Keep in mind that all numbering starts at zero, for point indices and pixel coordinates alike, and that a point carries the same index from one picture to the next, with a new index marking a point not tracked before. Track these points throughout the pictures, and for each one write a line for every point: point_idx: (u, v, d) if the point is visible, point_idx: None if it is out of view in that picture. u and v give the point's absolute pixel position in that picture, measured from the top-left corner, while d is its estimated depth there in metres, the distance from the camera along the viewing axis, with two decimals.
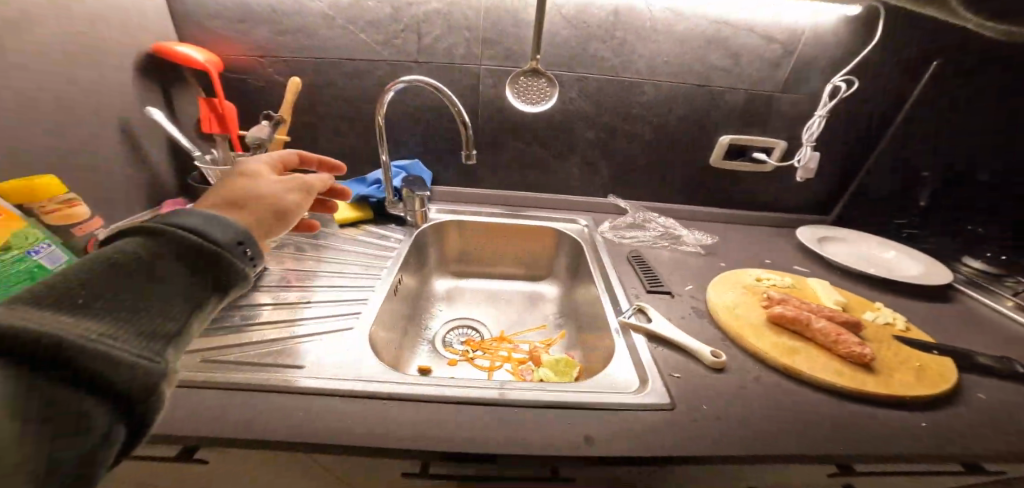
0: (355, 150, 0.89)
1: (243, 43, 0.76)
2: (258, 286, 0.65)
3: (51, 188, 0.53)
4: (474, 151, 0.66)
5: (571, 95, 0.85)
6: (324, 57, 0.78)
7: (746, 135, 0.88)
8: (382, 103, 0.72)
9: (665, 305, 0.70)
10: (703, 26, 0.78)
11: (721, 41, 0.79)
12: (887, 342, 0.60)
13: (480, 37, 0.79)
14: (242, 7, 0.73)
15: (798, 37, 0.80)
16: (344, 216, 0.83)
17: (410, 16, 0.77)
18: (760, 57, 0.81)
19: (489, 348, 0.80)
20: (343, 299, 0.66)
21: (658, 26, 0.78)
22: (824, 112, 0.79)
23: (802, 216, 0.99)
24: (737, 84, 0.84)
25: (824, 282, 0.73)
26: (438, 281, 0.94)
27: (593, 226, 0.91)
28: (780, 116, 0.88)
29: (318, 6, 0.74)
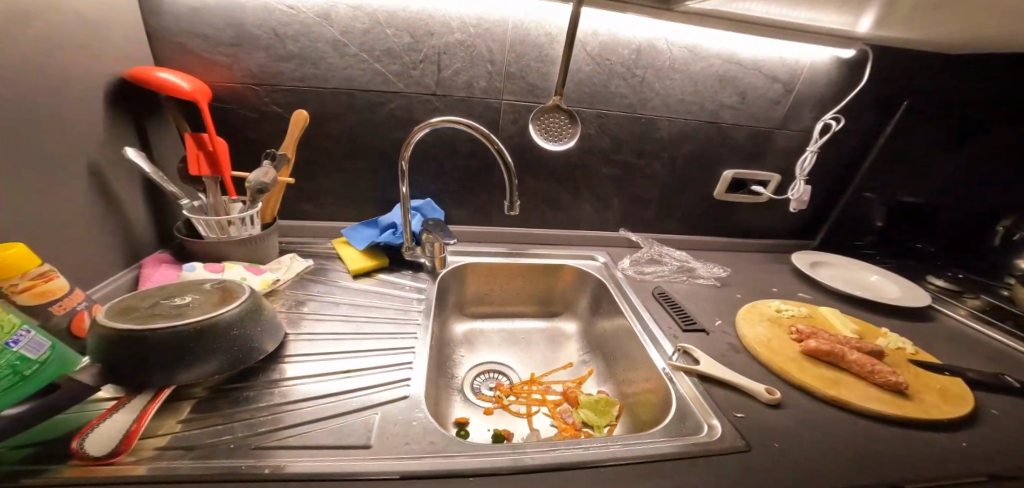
0: (362, 187, 0.81)
1: (236, 69, 0.68)
2: (290, 358, 0.57)
3: (22, 260, 0.44)
4: (519, 202, 0.67)
5: (590, 132, 0.85)
6: (332, 88, 0.72)
7: (746, 168, 0.96)
8: (408, 143, 0.67)
9: (703, 343, 0.71)
10: (717, 66, 0.85)
11: (731, 82, 0.87)
12: (906, 366, 0.69)
13: (503, 71, 0.76)
14: (241, 32, 0.66)
15: (794, 81, 0.90)
16: (359, 266, 0.75)
17: (428, 47, 0.72)
18: (765, 95, 0.90)
19: (521, 391, 0.74)
20: (386, 363, 0.59)
21: (676, 65, 0.83)
22: (816, 148, 0.90)
23: (786, 240, 1.09)
24: (742, 120, 0.91)
25: (837, 311, 0.84)
26: (458, 327, 0.85)
27: (612, 262, 0.90)
28: (774, 151, 0.97)
29: (327, 33, 0.68)
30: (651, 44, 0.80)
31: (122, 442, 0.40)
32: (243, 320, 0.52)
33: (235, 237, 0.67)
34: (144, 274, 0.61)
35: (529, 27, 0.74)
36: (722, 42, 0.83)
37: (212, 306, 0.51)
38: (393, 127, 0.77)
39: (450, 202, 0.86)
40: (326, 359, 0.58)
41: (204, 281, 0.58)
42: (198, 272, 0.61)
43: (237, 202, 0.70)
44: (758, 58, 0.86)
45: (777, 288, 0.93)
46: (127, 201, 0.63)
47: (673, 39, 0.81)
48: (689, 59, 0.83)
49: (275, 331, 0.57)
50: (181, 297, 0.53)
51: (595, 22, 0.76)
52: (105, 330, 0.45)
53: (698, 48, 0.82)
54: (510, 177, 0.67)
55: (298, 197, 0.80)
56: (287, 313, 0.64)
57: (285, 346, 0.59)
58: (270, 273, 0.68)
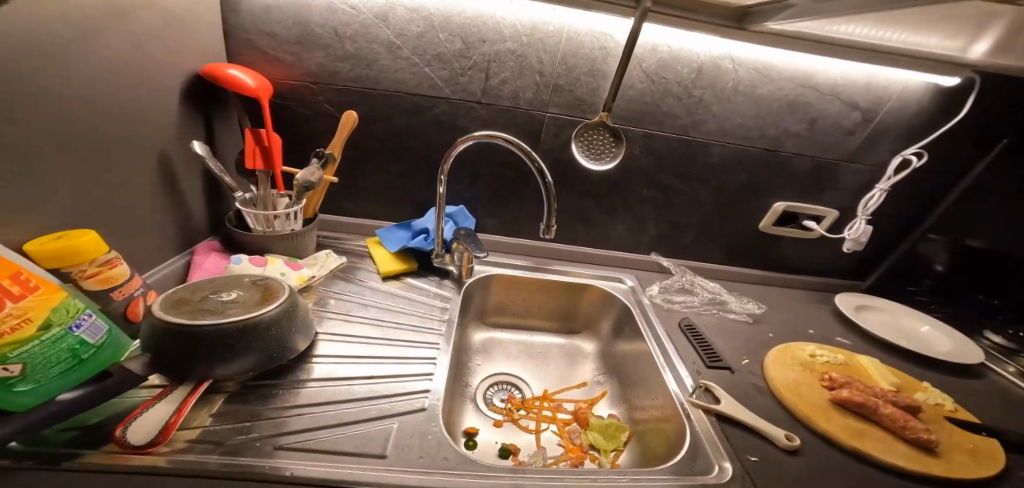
0: (399, 188, 0.82)
1: (297, 67, 0.70)
2: (318, 360, 0.60)
3: (93, 247, 0.48)
4: (555, 227, 0.67)
5: (635, 152, 0.81)
6: (383, 89, 0.72)
7: (801, 202, 0.90)
8: (450, 155, 0.67)
9: (729, 385, 0.69)
10: (787, 90, 0.79)
11: (801, 107, 0.80)
12: (940, 423, 0.65)
13: (551, 83, 0.74)
14: (305, 31, 0.67)
15: (876, 110, 0.82)
16: (389, 268, 0.77)
17: (480, 54, 0.70)
18: (838, 124, 0.83)
19: (532, 406, 0.76)
20: (407, 372, 0.61)
21: (740, 87, 0.78)
22: (886, 187, 0.85)
23: (832, 280, 1.02)
24: (805, 150, 0.85)
25: (877, 361, 0.80)
26: (477, 335, 0.86)
27: (639, 287, 0.88)
28: (834, 186, 0.89)
29: (383, 35, 0.68)
30: (717, 59, 0.75)
31: (160, 434, 0.44)
32: (279, 321, 0.54)
33: (280, 231, 0.70)
34: (195, 262, 0.65)
35: (585, 39, 0.70)
36: (796, 63, 0.76)
37: (253, 306, 0.54)
38: (436, 132, 0.77)
39: (482, 211, 0.86)
40: (352, 363, 0.60)
41: (252, 275, 0.61)
42: (244, 266, 0.63)
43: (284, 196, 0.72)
44: (839, 80, 0.78)
45: (814, 331, 0.88)
46: (190, 185, 0.67)
47: (741, 57, 0.75)
48: (757, 81, 0.77)
49: (307, 331, 0.59)
50: (227, 292, 0.55)
51: (658, 36, 0.72)
52: (157, 323, 0.48)
53: (769, 72, 0.77)
54: (548, 201, 0.66)
55: (338, 192, 0.82)
56: (318, 312, 0.67)
57: (314, 347, 0.62)
58: (307, 270, 0.71)
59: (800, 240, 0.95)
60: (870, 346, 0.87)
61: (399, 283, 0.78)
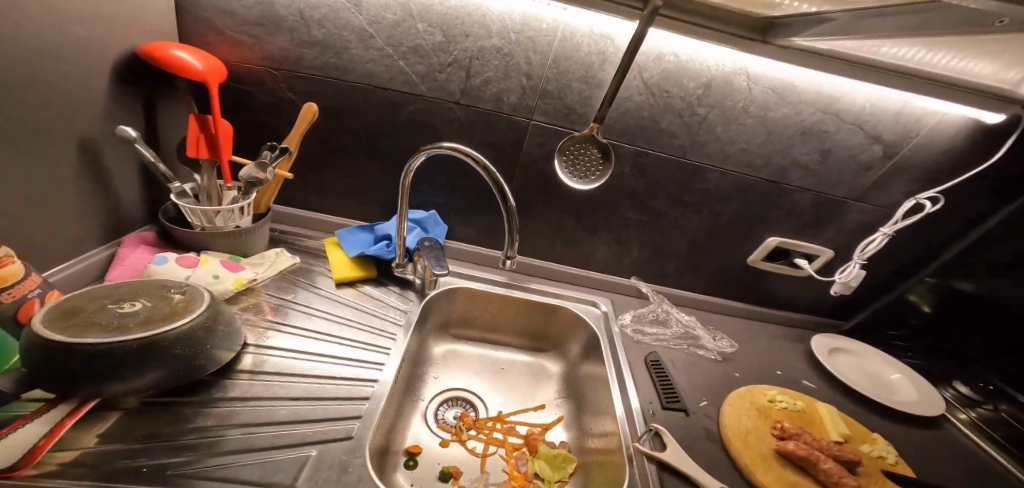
0: (362, 187, 0.74)
1: (258, 52, 0.61)
2: (239, 376, 0.54)
3: None
4: (514, 257, 0.58)
5: (624, 172, 0.73)
6: (351, 81, 0.63)
7: (798, 239, 0.82)
8: (409, 169, 0.60)
9: (681, 432, 0.66)
10: (804, 116, 0.67)
11: (817, 135, 0.69)
12: (878, 477, 0.64)
13: (539, 88, 0.64)
14: (268, 11, 0.59)
15: (899, 145, 0.71)
16: (344, 275, 0.70)
17: (460, 50, 0.61)
18: (854, 158, 0.71)
19: (483, 427, 0.73)
20: (343, 395, 0.55)
21: (752, 107, 0.66)
22: (890, 231, 0.76)
23: (818, 319, 0.98)
24: (811, 185, 0.74)
25: (834, 408, 0.77)
26: (437, 348, 0.83)
27: (613, 314, 0.84)
28: (838, 225, 0.80)
29: (355, 21, 0.59)
30: (731, 72, 0.63)
31: (26, 456, 0.38)
32: (190, 338, 0.47)
33: (222, 229, 0.63)
34: (119, 255, 0.58)
35: (580, 41, 0.60)
36: (820, 83, 0.64)
37: (159, 320, 0.46)
38: (407, 131, 0.68)
39: (456, 218, 0.79)
40: (278, 382, 0.54)
41: (169, 282, 0.53)
42: (167, 266, 0.56)
43: (233, 190, 0.64)
44: (866, 107, 0.66)
45: (782, 373, 0.84)
46: (131, 174, 0.60)
47: (757, 73, 0.63)
48: (773, 102, 0.66)
49: (232, 343, 0.53)
50: (129, 302, 0.47)
51: (669, 41, 0.61)
52: (32, 338, 0.40)
53: (786, 91, 0.65)
54: (509, 223, 0.58)
55: (298, 185, 0.75)
56: (258, 322, 0.61)
57: (239, 360, 0.56)
58: (249, 271, 0.63)
59: (792, 278, 0.89)
60: (833, 394, 0.82)
61: (354, 291, 0.72)
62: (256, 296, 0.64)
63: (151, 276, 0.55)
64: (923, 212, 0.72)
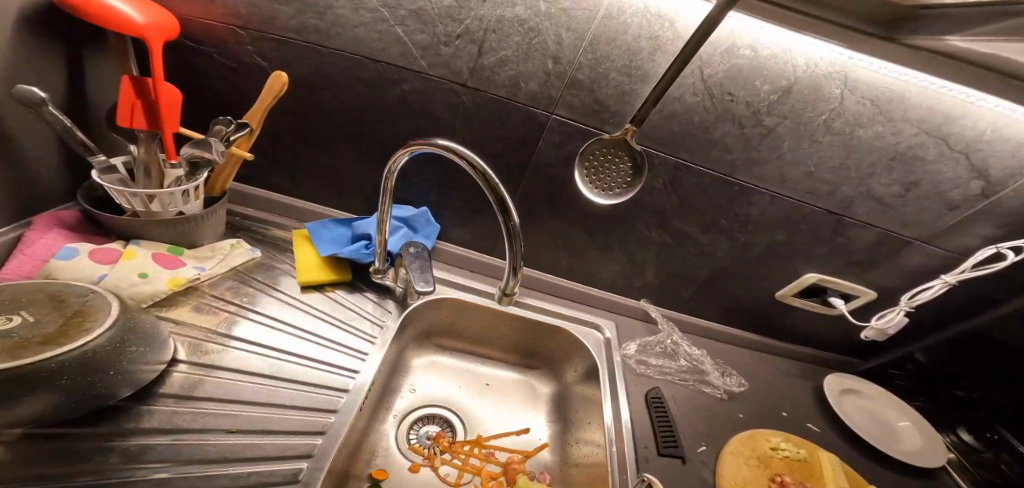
0: (340, 174, 0.62)
1: (220, 8, 0.48)
2: (162, 403, 0.44)
3: None
4: (512, 294, 0.52)
5: (654, 185, 0.60)
6: (335, 50, 0.50)
7: (837, 277, 0.70)
8: (389, 172, 0.48)
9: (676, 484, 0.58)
10: (902, 137, 0.52)
11: (906, 163, 0.55)
12: None
13: (567, 77, 0.50)
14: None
15: (1000, 184, 0.55)
16: (309, 277, 0.60)
17: (475, 19, 0.47)
18: (941, 194, 0.57)
19: (459, 451, 0.64)
20: (291, 429, 0.46)
21: (836, 122, 0.51)
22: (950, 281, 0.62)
23: (833, 356, 0.91)
24: (873, 221, 0.61)
25: (836, 459, 0.67)
26: (417, 359, 0.75)
27: (616, 341, 0.75)
28: (895, 263, 0.66)
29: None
30: (823, 75, 0.48)
31: None
32: (84, 364, 0.36)
33: (161, 216, 0.50)
34: (24, 240, 0.46)
35: (630, 21, 0.46)
36: (937, 94, 0.48)
37: (40, 342, 0.34)
38: (398, 114, 0.54)
39: (451, 220, 0.69)
40: (212, 411, 0.45)
41: (69, 289, 0.40)
42: (73, 262, 0.45)
43: (178, 168, 0.48)
44: (978, 126, 0.50)
45: (787, 415, 0.76)
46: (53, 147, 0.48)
47: (859, 79, 0.48)
48: (867, 116, 0.51)
49: (157, 356, 0.44)
50: (3, 316, 0.35)
51: (757, 30, 0.46)
52: None
53: (891, 106, 0.50)
54: (510, 244, 0.47)
55: (265, 165, 0.62)
56: (197, 331, 0.51)
57: (164, 380, 0.46)
58: (191, 267, 0.52)
59: (818, 316, 0.80)
60: (843, 444, 0.74)
61: (321, 297, 0.61)
62: (197, 298, 0.54)
63: (50, 275, 0.43)
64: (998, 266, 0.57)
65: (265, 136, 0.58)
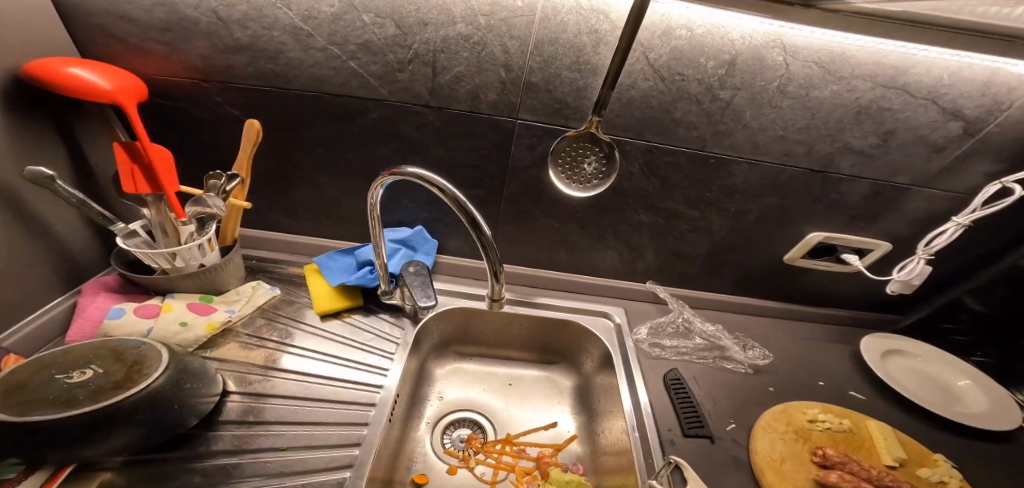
0: (338, 205, 0.68)
1: (179, 63, 0.53)
2: (225, 428, 0.50)
3: None
4: (501, 301, 0.58)
5: (631, 171, 0.61)
6: (298, 90, 0.55)
7: (843, 232, 0.68)
8: (371, 207, 0.53)
9: (705, 462, 0.58)
10: (859, 93, 0.52)
11: (877, 115, 0.54)
12: None
13: (520, 81, 0.53)
14: (173, 12, 0.49)
15: (981, 121, 0.55)
16: (326, 306, 0.66)
17: (421, 43, 0.51)
18: (922, 138, 0.57)
19: (491, 450, 0.66)
20: (331, 444, 0.51)
21: (789, 87, 0.52)
22: (963, 222, 0.60)
23: (864, 313, 0.86)
24: (866, 173, 0.61)
25: (886, 425, 0.64)
26: (440, 369, 0.78)
27: (627, 327, 0.76)
28: (899, 214, 0.66)
29: (283, 17, 0.50)
30: (762, 45, 0.49)
31: None
32: (151, 402, 0.42)
33: (187, 269, 0.57)
34: (79, 306, 0.55)
35: (566, 18, 0.48)
36: (882, 51, 0.49)
37: (113, 387, 0.41)
38: (374, 142, 0.60)
39: (446, 232, 0.73)
40: (264, 432, 0.51)
41: (124, 342, 0.47)
42: (123, 321, 0.52)
43: (189, 224, 0.55)
44: (939, 77, 0.51)
45: (824, 384, 0.73)
46: (72, 215, 0.56)
47: (796, 44, 0.49)
48: (817, 78, 0.51)
49: (210, 389, 0.50)
50: (78, 371, 0.42)
51: (685, 11, 0.46)
52: None
53: (837, 66, 0.50)
54: (486, 253, 0.52)
55: (270, 207, 0.69)
56: (243, 365, 0.57)
57: (222, 409, 0.52)
58: (222, 311, 0.59)
59: (834, 273, 0.77)
60: (884, 404, 0.71)
61: (340, 322, 0.67)
62: (234, 338, 0.60)
63: (107, 334, 0.52)
64: (1007, 201, 0.56)
65: (261, 179, 0.65)
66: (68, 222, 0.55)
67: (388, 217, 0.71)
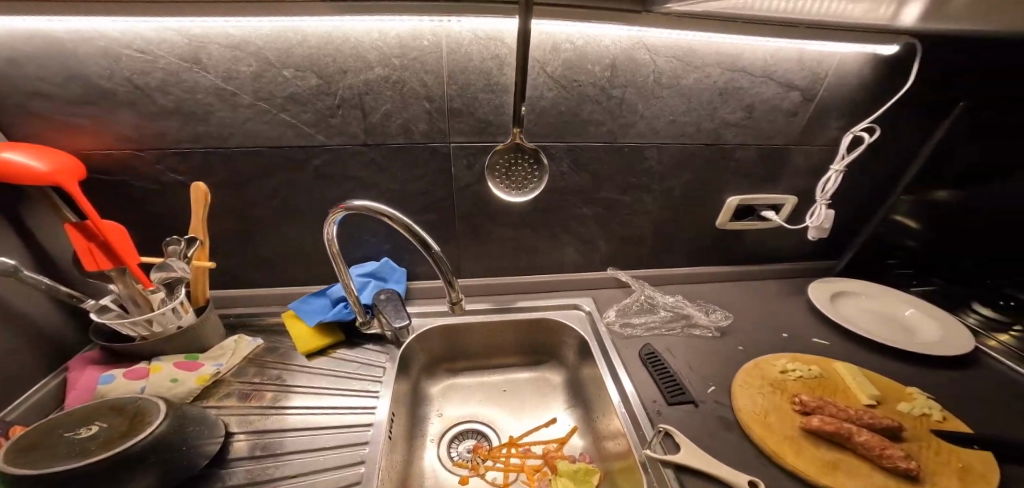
0: (310, 251, 0.74)
1: (110, 136, 0.58)
2: (237, 464, 0.53)
3: None
4: (459, 305, 0.63)
5: (563, 169, 0.69)
6: (234, 146, 0.61)
7: (755, 193, 0.77)
8: (329, 243, 0.59)
9: (692, 425, 0.61)
10: (714, 78, 0.63)
11: (735, 94, 0.65)
12: (927, 440, 0.57)
13: (445, 108, 0.62)
14: (90, 86, 0.54)
15: (813, 89, 0.67)
16: (310, 346, 0.70)
17: (345, 88, 0.58)
18: (775, 108, 0.67)
19: (498, 455, 0.69)
20: (336, 466, 0.54)
21: (663, 79, 0.62)
22: (841, 167, 0.69)
23: (809, 263, 0.93)
24: (749, 139, 0.70)
25: (852, 366, 0.69)
26: (435, 388, 0.81)
27: (597, 312, 0.81)
28: (792, 171, 0.75)
29: (203, 80, 0.56)
30: (631, 48, 0.59)
31: None
32: (159, 444, 0.46)
33: (164, 333, 0.60)
34: (70, 379, 0.58)
35: (470, 49, 0.58)
36: (716, 43, 0.60)
37: (122, 435, 0.45)
38: (323, 186, 0.67)
39: (411, 259, 0.80)
40: (273, 464, 0.54)
41: (122, 399, 0.51)
42: (115, 383, 0.57)
43: (158, 291, 0.59)
44: (767, 58, 0.62)
45: (788, 335, 0.78)
46: (36, 303, 0.58)
47: (654, 44, 0.59)
48: (680, 70, 0.62)
49: (213, 431, 0.53)
50: (85, 427, 0.46)
51: (561, 29, 0.56)
52: None
53: (691, 58, 0.61)
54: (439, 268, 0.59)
55: (242, 263, 0.74)
56: (241, 409, 0.60)
57: (229, 448, 0.55)
58: (211, 365, 0.62)
59: (763, 231, 0.85)
60: (842, 340, 0.76)
61: (326, 358, 0.71)
62: (227, 386, 0.63)
63: (102, 397, 0.56)
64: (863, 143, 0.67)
65: (226, 238, 0.70)
66: (32, 309, 0.57)
67: (355, 255, 0.77)
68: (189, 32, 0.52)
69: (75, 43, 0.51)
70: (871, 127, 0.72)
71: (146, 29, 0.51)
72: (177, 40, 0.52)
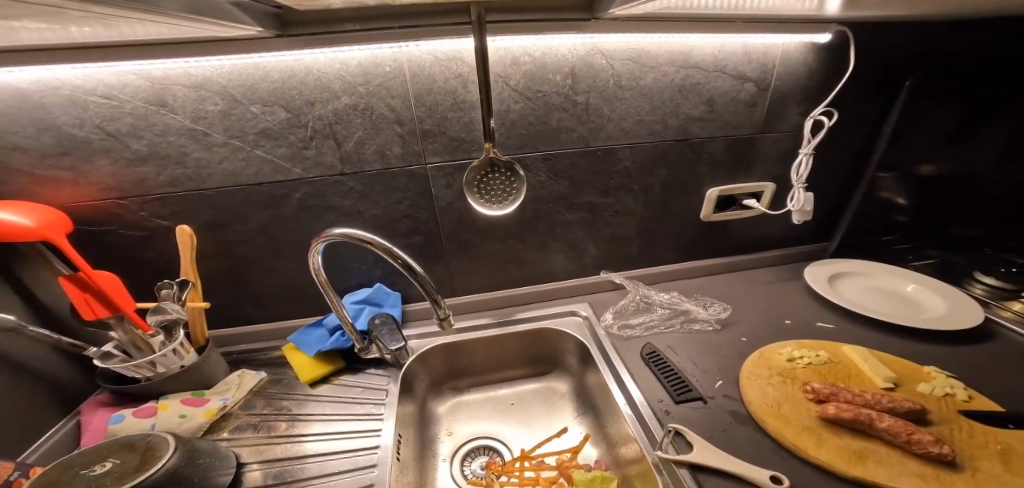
0: (305, 284, 0.77)
1: (92, 185, 0.61)
2: None
3: None
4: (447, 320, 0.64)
5: (541, 179, 0.70)
6: (215, 186, 0.64)
7: (733, 183, 0.78)
8: (317, 273, 0.61)
9: (701, 421, 0.58)
10: (671, 75, 0.64)
11: (694, 89, 0.67)
12: (955, 421, 0.55)
13: (417, 130, 0.64)
14: (61, 135, 0.57)
15: (765, 78, 0.69)
16: (312, 374, 0.71)
17: (314, 119, 0.61)
18: (734, 100, 0.69)
19: (513, 469, 0.68)
20: None
21: (623, 81, 0.64)
22: (809, 150, 0.68)
23: (804, 247, 0.92)
24: (716, 132, 0.71)
25: (861, 347, 0.67)
26: (443, 407, 0.80)
27: (594, 316, 0.81)
28: (763, 159, 0.77)
29: (172, 121, 0.59)
30: (587, 55, 0.61)
31: None
32: (172, 477, 0.47)
33: (168, 373, 0.62)
34: (85, 422, 0.61)
35: (433, 71, 0.60)
36: (668, 42, 0.62)
37: (134, 471, 0.46)
38: (310, 220, 0.69)
39: (403, 282, 0.81)
40: None
41: (133, 436, 0.52)
42: (126, 422, 0.59)
43: (157, 335, 0.62)
44: (716, 54, 0.64)
45: (790, 321, 0.76)
46: (38, 353, 0.60)
47: (610, 48, 0.61)
48: (637, 71, 0.63)
49: (225, 463, 0.54)
50: (100, 464, 0.47)
51: (515, 44, 0.58)
52: None
53: (646, 58, 0.62)
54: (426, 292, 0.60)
55: (238, 300, 0.76)
56: (252, 440, 0.62)
57: (242, 479, 0.56)
58: (216, 400, 0.64)
59: (750, 219, 0.85)
60: (848, 323, 0.74)
61: (330, 386, 0.72)
62: (236, 419, 0.65)
63: (114, 436, 0.58)
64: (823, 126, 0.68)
65: (220, 278, 0.73)
66: (33, 360, 0.59)
67: (347, 283, 0.79)
68: (150, 75, 0.55)
69: (41, 92, 0.54)
70: (830, 110, 0.73)
71: (107, 75, 0.54)
72: (139, 82, 0.55)
